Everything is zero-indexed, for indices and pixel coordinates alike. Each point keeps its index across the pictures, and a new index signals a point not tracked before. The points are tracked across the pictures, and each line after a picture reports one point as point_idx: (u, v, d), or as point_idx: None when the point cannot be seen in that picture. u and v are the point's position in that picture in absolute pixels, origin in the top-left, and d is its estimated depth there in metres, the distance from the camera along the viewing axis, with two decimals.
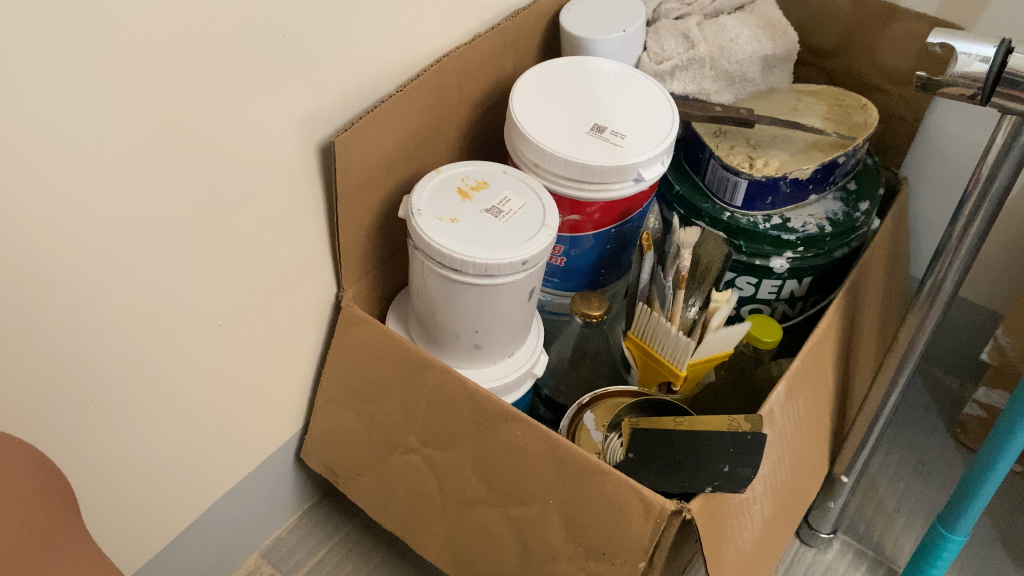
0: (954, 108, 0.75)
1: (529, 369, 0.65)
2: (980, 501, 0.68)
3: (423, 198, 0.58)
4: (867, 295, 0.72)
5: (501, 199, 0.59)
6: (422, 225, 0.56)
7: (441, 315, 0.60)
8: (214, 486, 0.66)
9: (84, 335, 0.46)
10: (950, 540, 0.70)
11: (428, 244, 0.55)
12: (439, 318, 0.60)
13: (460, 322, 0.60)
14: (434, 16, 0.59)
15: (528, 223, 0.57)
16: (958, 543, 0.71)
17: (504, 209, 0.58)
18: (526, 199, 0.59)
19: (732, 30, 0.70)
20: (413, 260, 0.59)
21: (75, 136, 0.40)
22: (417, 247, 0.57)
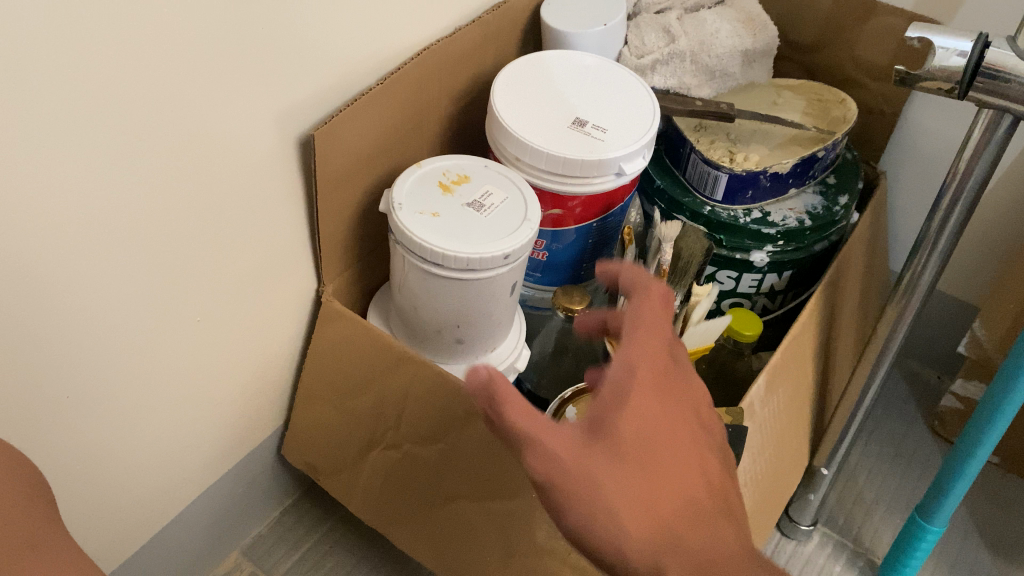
0: (932, 103, 0.75)
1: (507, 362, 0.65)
2: (957, 492, 0.69)
3: (404, 192, 0.58)
4: (847, 289, 0.72)
5: (483, 193, 0.59)
6: (403, 219, 0.56)
7: (425, 312, 0.60)
8: (193, 484, 0.65)
9: (60, 334, 0.46)
10: (928, 531, 0.71)
11: (409, 238, 0.55)
12: (423, 315, 0.61)
13: (444, 318, 0.60)
14: (414, 9, 0.58)
15: (511, 217, 0.57)
16: (935, 534, 0.71)
17: (486, 204, 0.57)
18: (507, 193, 0.59)
19: (711, 25, 0.70)
20: (394, 255, 0.59)
21: (50, 132, 0.39)
22: (399, 241, 0.57)
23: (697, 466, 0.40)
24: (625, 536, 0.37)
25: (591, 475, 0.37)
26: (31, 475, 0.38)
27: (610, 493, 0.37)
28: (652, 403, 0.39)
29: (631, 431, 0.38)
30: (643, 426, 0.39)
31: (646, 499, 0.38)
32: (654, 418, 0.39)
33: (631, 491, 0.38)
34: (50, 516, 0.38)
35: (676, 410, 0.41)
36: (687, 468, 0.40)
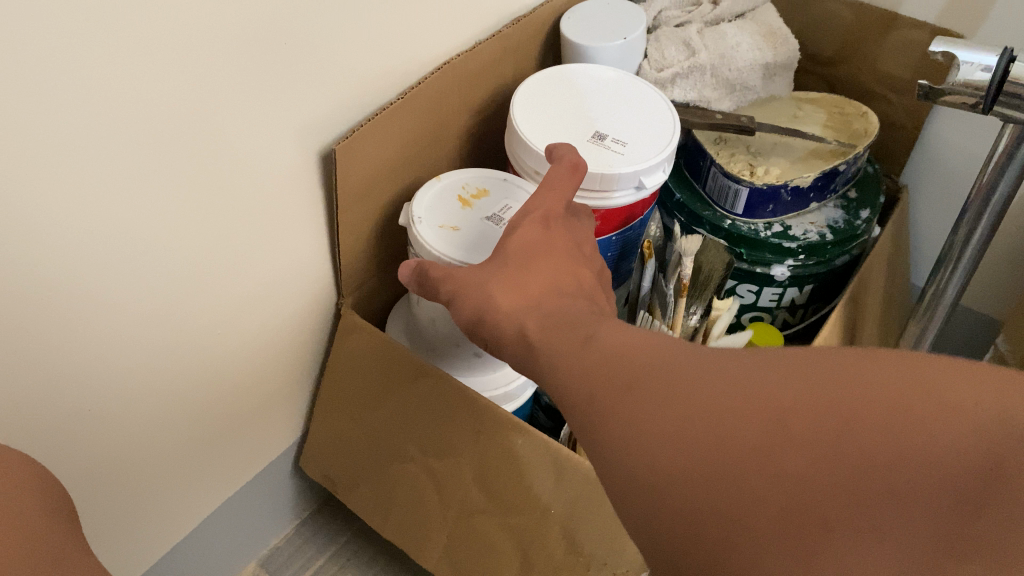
0: (956, 116, 0.74)
1: (509, 370, 0.64)
2: None
3: (424, 205, 0.58)
4: (869, 302, 0.72)
5: (502, 207, 0.59)
6: (422, 232, 0.56)
7: (444, 322, 0.60)
8: (213, 494, 0.66)
9: (83, 346, 0.46)
10: None
11: (428, 251, 0.55)
12: (443, 326, 0.61)
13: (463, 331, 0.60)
14: (435, 23, 0.58)
15: None
16: None
17: (505, 216, 0.58)
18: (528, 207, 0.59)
19: (732, 37, 0.69)
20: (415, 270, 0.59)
21: (78, 151, 0.40)
22: (419, 254, 0.57)
23: (590, 290, 0.42)
24: (498, 312, 0.40)
25: (479, 272, 0.43)
26: (53, 496, 0.38)
27: (488, 279, 0.41)
28: (534, 231, 0.44)
29: (512, 242, 0.43)
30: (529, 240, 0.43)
31: (518, 285, 0.40)
32: (539, 236, 0.44)
33: (506, 282, 0.41)
34: (76, 537, 0.38)
35: (574, 245, 0.45)
36: (586, 283, 0.41)
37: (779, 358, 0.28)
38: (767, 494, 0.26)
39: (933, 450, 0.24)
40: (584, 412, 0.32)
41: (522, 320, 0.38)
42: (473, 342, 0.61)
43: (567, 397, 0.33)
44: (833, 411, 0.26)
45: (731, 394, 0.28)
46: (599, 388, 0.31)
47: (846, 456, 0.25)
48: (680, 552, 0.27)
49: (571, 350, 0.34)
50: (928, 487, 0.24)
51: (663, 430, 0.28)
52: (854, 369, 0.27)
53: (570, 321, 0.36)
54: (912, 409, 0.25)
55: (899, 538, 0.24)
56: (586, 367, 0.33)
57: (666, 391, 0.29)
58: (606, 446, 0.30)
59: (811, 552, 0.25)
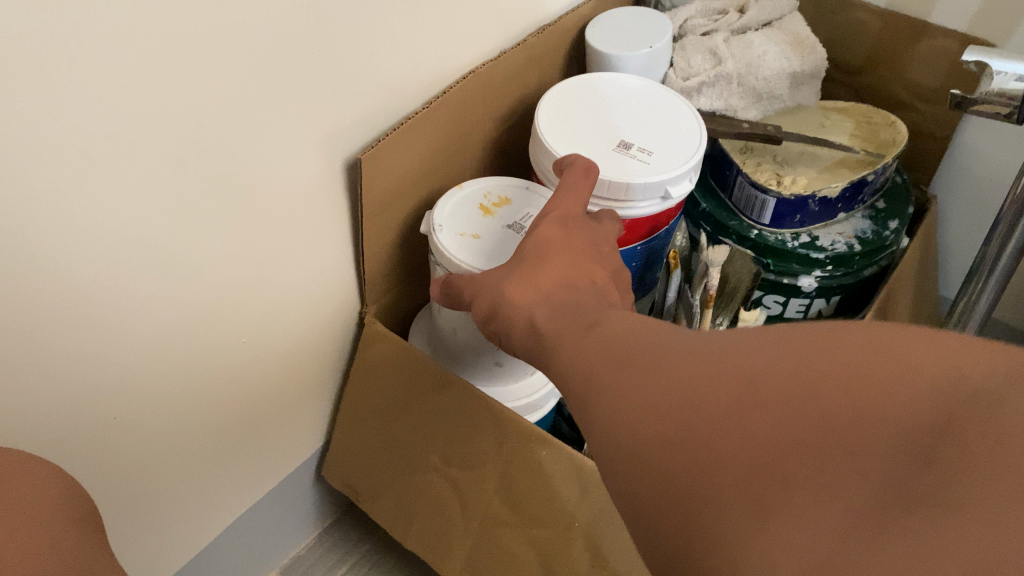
0: (986, 126, 0.73)
1: (525, 373, 0.64)
2: None
3: (444, 212, 0.58)
4: (897, 315, 0.71)
5: (523, 215, 0.58)
6: (444, 240, 0.55)
7: (464, 326, 0.59)
8: (236, 502, 0.66)
9: (110, 354, 0.46)
10: None
11: (449, 258, 0.55)
12: (464, 332, 0.59)
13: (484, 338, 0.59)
14: (461, 32, 0.58)
15: None
16: None
17: (526, 224, 0.57)
18: None
19: (759, 46, 0.68)
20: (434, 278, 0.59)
21: (105, 159, 0.40)
22: (439, 262, 0.56)
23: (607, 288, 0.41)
24: (518, 315, 0.39)
25: (497, 282, 0.42)
26: (78, 508, 0.38)
27: (504, 285, 0.41)
28: (554, 235, 0.43)
29: (535, 246, 0.43)
30: (543, 240, 0.43)
31: (534, 279, 0.40)
32: (561, 238, 0.43)
33: (521, 286, 0.40)
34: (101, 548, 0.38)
35: (591, 245, 0.44)
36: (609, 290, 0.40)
37: (764, 335, 0.27)
38: (734, 456, 0.24)
39: (897, 404, 0.22)
40: (585, 403, 0.31)
41: (542, 317, 0.38)
42: (495, 351, 0.61)
43: (572, 389, 0.32)
44: (807, 373, 0.24)
45: (715, 364, 0.27)
46: (600, 373, 0.31)
47: (812, 411, 0.23)
48: (653, 526, 0.26)
49: (581, 342, 0.34)
50: (888, 443, 0.22)
51: (646, 405, 0.27)
52: (839, 337, 0.25)
53: (586, 317, 0.36)
54: (880, 366, 0.23)
55: (854, 490, 0.22)
56: (594, 359, 0.32)
57: (659, 371, 0.28)
58: (599, 429, 0.29)
59: (766, 507, 0.23)
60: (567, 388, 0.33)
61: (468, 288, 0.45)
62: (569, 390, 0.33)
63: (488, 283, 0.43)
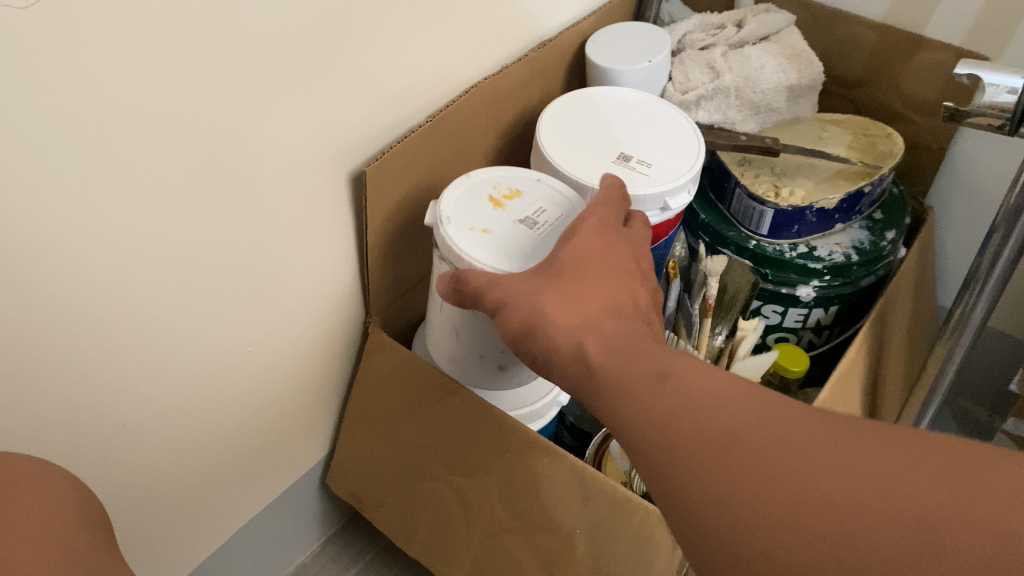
0: (981, 138, 0.74)
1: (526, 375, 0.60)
2: None
3: (450, 204, 0.55)
4: (895, 325, 0.71)
5: (536, 209, 0.55)
6: (452, 234, 0.53)
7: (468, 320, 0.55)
8: (241, 511, 0.66)
9: (120, 361, 0.47)
10: None
11: (457, 255, 0.52)
12: (466, 327, 0.56)
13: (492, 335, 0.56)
14: (464, 48, 0.60)
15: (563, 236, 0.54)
16: None
17: (539, 219, 0.55)
18: (563, 210, 0.55)
19: (757, 60, 0.69)
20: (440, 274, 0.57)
21: (117, 169, 0.41)
22: (446, 257, 0.54)
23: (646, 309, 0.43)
24: (559, 336, 0.40)
25: (530, 298, 0.42)
26: (86, 509, 0.38)
27: (538, 302, 0.42)
28: (589, 244, 0.45)
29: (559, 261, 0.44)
30: (577, 255, 0.44)
31: (576, 303, 0.41)
32: (596, 247, 0.45)
33: (557, 305, 0.41)
34: (109, 547, 0.38)
35: (630, 257, 0.46)
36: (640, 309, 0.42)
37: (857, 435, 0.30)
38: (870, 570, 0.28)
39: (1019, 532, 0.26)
40: (667, 463, 0.33)
41: (589, 342, 0.39)
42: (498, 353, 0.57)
43: (639, 439, 0.34)
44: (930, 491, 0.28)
45: (828, 466, 0.30)
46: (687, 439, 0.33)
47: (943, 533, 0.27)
48: None
49: (649, 392, 0.35)
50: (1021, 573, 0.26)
51: (752, 496, 0.30)
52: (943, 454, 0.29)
53: (642, 356, 0.37)
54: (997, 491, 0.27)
55: None
56: (672, 412, 0.34)
57: (766, 456, 0.31)
58: (684, 491, 0.32)
59: None
60: (630, 432, 0.35)
61: (495, 290, 0.44)
62: (634, 437, 0.35)
63: (518, 294, 0.43)
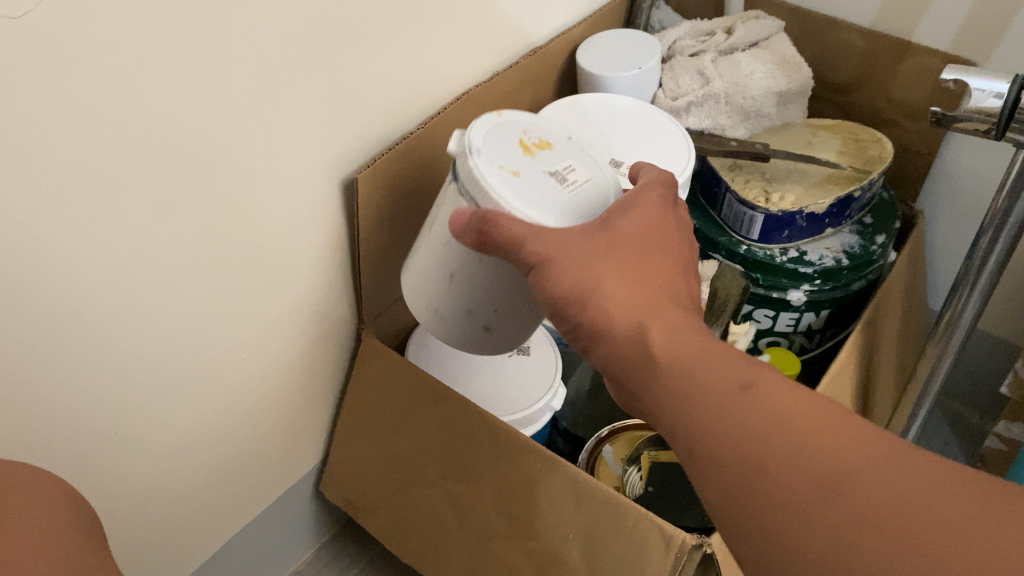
0: (969, 142, 0.74)
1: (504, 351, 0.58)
2: None
3: (480, 137, 0.50)
4: (885, 328, 0.72)
5: (566, 165, 0.51)
6: (480, 166, 0.47)
7: (463, 269, 0.51)
8: (235, 517, 0.66)
9: (112, 369, 0.47)
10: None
11: (483, 189, 0.47)
12: (461, 281, 0.51)
13: (496, 297, 0.51)
14: (455, 56, 0.60)
15: (593, 201, 0.49)
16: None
17: (569, 177, 0.50)
18: (593, 174, 0.51)
19: (747, 66, 0.70)
20: (443, 214, 0.51)
21: (109, 179, 0.41)
22: (463, 191, 0.48)
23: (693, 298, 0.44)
24: (618, 319, 0.40)
25: (591, 267, 0.42)
26: (79, 517, 0.39)
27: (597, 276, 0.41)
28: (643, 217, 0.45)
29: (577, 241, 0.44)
30: (642, 235, 0.44)
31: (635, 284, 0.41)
32: (652, 222, 0.45)
33: (616, 287, 0.41)
34: (103, 555, 0.38)
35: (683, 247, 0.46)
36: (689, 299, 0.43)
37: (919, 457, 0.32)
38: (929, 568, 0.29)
39: None
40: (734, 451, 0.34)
41: (654, 330, 0.39)
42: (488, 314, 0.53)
43: (701, 450, 0.35)
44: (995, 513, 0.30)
45: (895, 476, 0.31)
46: (769, 467, 0.33)
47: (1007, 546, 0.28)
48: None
49: (728, 406, 0.35)
50: None
51: (818, 527, 0.31)
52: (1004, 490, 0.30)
53: (718, 362, 0.37)
54: None
55: None
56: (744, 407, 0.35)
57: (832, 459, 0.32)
58: (743, 507, 0.33)
59: None
60: (689, 442, 0.36)
61: (541, 240, 0.43)
62: (695, 447, 0.35)
63: (573, 259, 0.42)
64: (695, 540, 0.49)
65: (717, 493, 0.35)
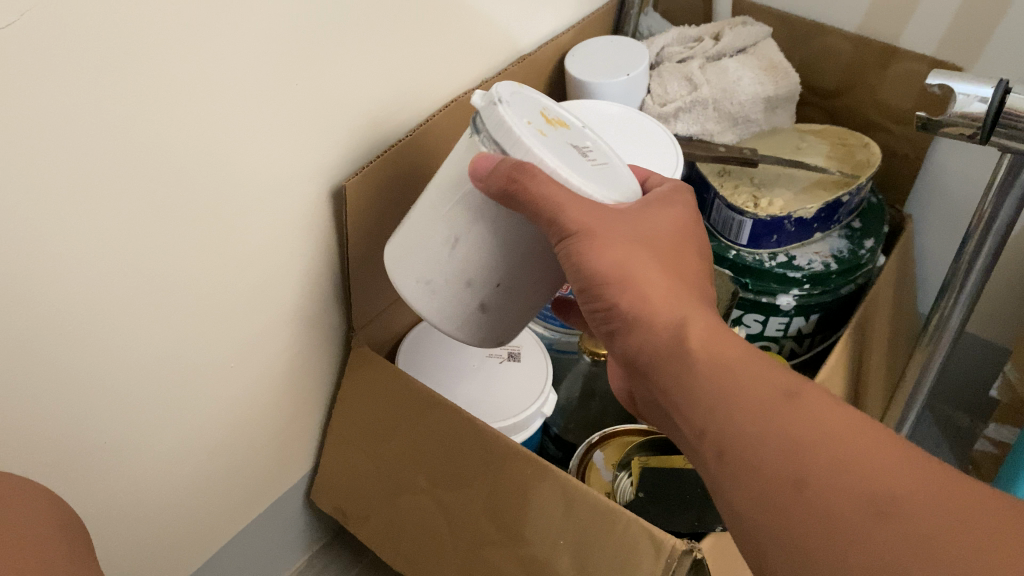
0: (956, 146, 0.75)
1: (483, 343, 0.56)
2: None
3: (509, 94, 0.48)
4: (875, 331, 0.72)
5: (584, 144, 0.51)
6: (513, 117, 0.46)
7: (474, 232, 0.48)
8: (226, 525, 0.66)
9: (100, 378, 0.47)
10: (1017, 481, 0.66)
11: (516, 137, 0.45)
12: (467, 246, 0.49)
13: (503, 269, 0.49)
14: (443, 63, 0.60)
15: (612, 180, 0.49)
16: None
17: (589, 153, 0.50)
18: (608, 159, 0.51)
19: (734, 72, 0.70)
20: (456, 174, 0.49)
21: (95, 188, 0.41)
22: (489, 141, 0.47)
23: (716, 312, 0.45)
24: (659, 313, 0.41)
25: (632, 260, 0.43)
26: (67, 529, 0.38)
27: (637, 270, 0.42)
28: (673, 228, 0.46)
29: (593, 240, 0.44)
30: (675, 243, 0.45)
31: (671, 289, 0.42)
32: (677, 230, 0.46)
33: (652, 281, 0.42)
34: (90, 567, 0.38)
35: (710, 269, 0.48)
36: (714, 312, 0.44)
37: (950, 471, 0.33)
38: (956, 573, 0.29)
39: None
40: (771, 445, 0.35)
41: (693, 326, 0.40)
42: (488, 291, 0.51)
43: (734, 451, 0.36)
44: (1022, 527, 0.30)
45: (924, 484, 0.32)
46: (809, 477, 0.33)
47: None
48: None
49: (770, 410, 0.36)
50: None
51: (851, 541, 0.31)
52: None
53: (758, 366, 0.38)
54: None
55: None
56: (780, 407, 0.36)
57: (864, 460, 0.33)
58: (772, 513, 0.34)
59: None
60: (720, 443, 0.36)
61: (581, 214, 0.43)
62: (728, 448, 0.36)
63: (610, 249, 0.43)
64: (684, 545, 0.49)
65: (744, 495, 0.35)
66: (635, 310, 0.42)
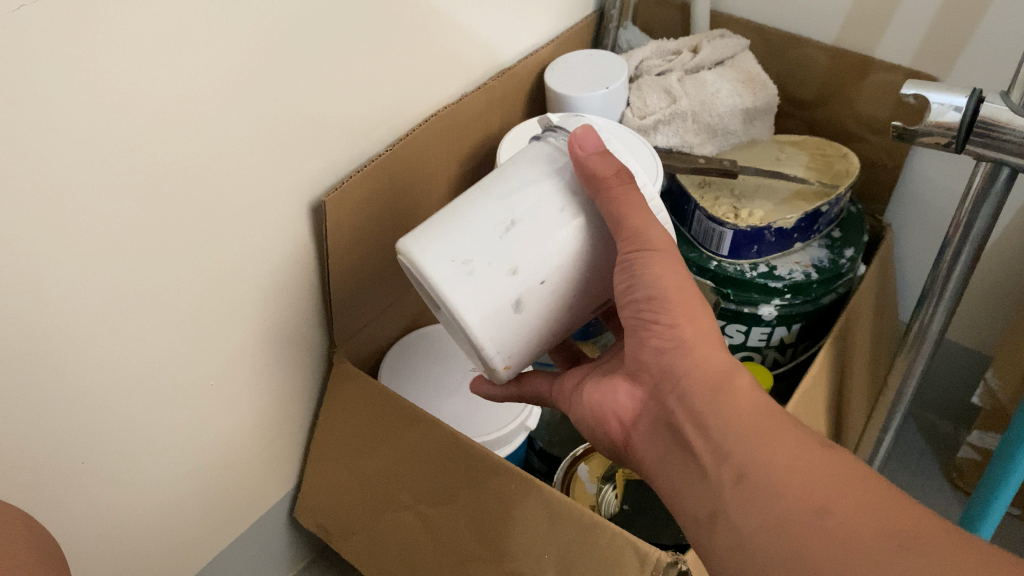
0: (932, 156, 0.75)
1: (482, 372, 0.49)
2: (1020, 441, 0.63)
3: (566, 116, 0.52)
4: (856, 343, 0.72)
5: None
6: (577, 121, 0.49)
7: (537, 218, 0.45)
8: (210, 543, 0.66)
9: (77, 397, 0.47)
10: (1009, 478, 0.66)
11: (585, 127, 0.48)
12: (525, 229, 0.45)
13: (558, 265, 0.45)
14: (423, 77, 0.60)
15: None
16: (1015, 480, 0.66)
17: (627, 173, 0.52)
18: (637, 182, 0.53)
19: (712, 85, 0.71)
20: (520, 169, 0.47)
21: (71, 207, 0.41)
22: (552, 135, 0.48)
23: None
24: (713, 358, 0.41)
25: (689, 293, 0.43)
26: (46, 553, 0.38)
27: (697, 310, 0.42)
28: None
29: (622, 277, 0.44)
30: None
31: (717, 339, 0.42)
32: None
33: (705, 323, 0.42)
34: None
35: None
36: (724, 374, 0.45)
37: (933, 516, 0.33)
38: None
39: None
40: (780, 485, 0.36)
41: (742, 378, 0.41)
42: (530, 290, 0.45)
43: (754, 477, 0.36)
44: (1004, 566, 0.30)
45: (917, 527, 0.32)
46: (829, 507, 0.34)
47: None
48: None
49: (803, 447, 0.37)
50: None
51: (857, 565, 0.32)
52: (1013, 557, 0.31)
53: (782, 420, 0.39)
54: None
55: None
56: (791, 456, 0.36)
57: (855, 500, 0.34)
58: (784, 539, 0.34)
59: None
60: (742, 467, 0.37)
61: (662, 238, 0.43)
62: (751, 472, 0.37)
63: (675, 277, 0.43)
64: (670, 557, 0.49)
65: (757, 521, 0.36)
66: (695, 344, 0.41)
